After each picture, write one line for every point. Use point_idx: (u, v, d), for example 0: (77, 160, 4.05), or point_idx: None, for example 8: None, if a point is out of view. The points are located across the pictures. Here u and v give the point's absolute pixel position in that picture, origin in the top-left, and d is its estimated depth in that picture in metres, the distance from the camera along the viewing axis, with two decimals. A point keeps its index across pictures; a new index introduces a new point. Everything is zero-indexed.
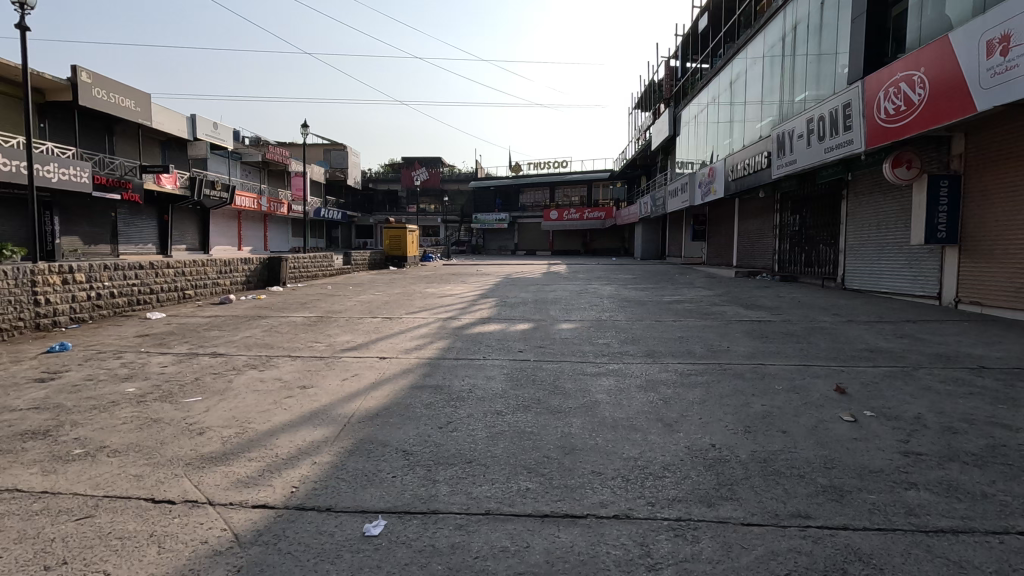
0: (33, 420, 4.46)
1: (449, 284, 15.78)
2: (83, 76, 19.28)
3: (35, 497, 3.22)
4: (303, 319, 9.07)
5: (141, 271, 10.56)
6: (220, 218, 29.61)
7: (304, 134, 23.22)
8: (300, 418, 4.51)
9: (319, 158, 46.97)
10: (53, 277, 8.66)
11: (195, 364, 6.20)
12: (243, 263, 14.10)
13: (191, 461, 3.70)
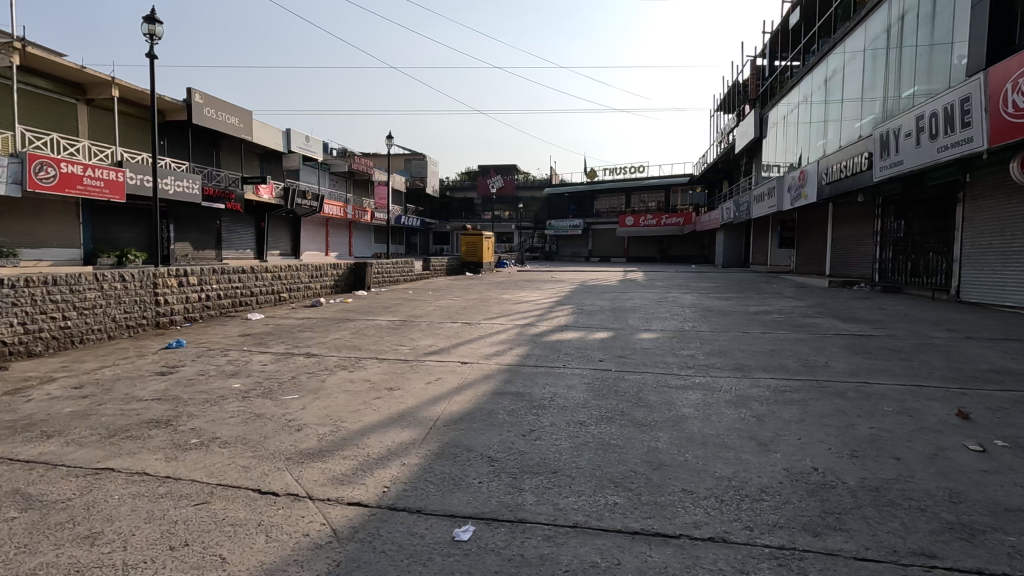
0: (156, 410, 4.92)
1: (525, 290, 15.89)
2: (196, 97, 21.19)
3: (161, 481, 3.54)
4: (388, 323, 9.44)
5: (244, 275, 11.44)
6: (310, 225, 31.51)
7: (388, 145, 24.30)
8: (389, 419, 4.67)
9: (400, 167, 48.85)
10: (171, 280, 9.56)
11: (292, 363, 6.60)
12: (332, 268, 14.91)
13: (291, 456, 3.93)
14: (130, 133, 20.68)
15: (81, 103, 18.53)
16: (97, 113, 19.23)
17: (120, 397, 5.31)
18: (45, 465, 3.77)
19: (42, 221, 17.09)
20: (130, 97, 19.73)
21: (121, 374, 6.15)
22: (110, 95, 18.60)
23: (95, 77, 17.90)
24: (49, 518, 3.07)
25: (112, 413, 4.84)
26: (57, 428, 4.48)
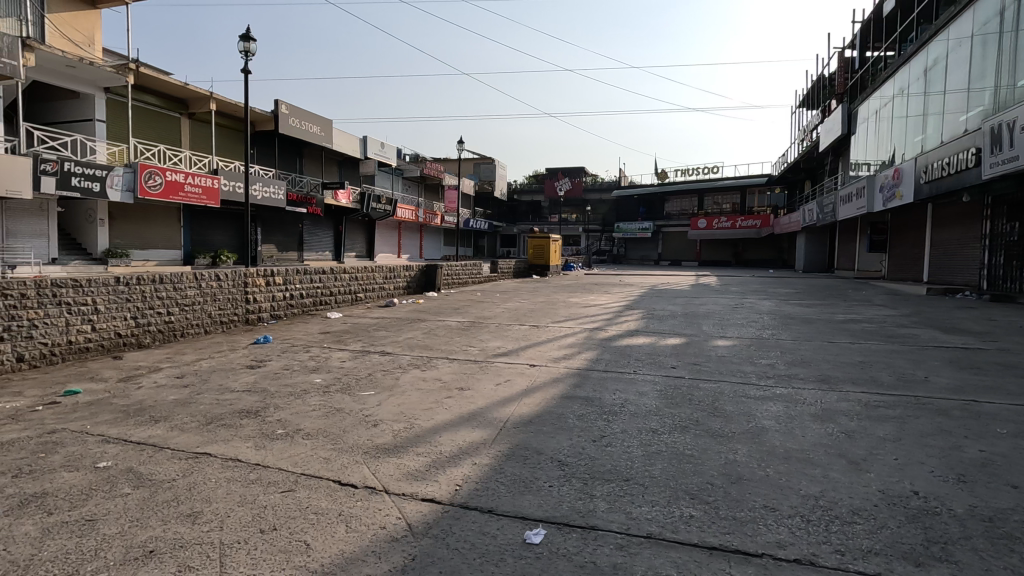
0: (247, 400, 5.28)
1: (592, 294, 15.72)
2: (283, 108, 22.57)
3: (251, 468, 3.79)
4: (458, 324, 9.63)
5: (325, 276, 12.04)
6: (383, 228, 32.74)
7: (459, 150, 24.82)
8: (461, 418, 4.75)
9: (469, 171, 49.77)
10: (260, 279, 10.24)
11: (368, 361, 6.88)
12: (405, 269, 15.41)
13: (368, 450, 4.09)
14: (225, 144, 22.34)
15: (184, 117, 20.22)
16: (197, 125, 20.90)
17: (216, 388, 5.74)
18: (153, 447, 4.14)
19: (149, 225, 18.78)
20: (225, 110, 21.32)
21: (217, 366, 6.65)
22: (208, 108, 20.17)
23: (196, 92, 19.48)
24: (157, 496, 3.36)
25: (209, 403, 5.24)
26: (163, 414, 4.91)
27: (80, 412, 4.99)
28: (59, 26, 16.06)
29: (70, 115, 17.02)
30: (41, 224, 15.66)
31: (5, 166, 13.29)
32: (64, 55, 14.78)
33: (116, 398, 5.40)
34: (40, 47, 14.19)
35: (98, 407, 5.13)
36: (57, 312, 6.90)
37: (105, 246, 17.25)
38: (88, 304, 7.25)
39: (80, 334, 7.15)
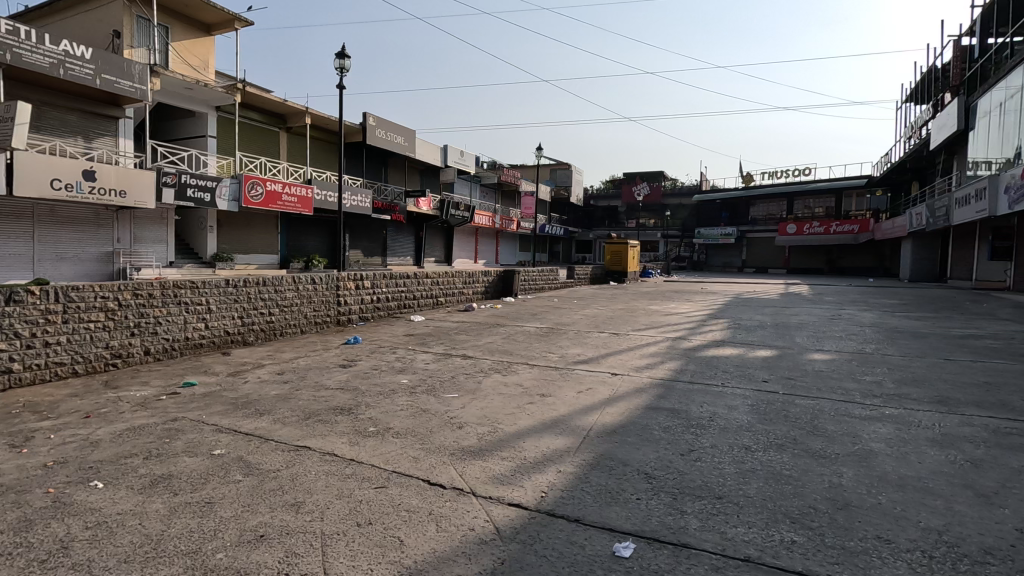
0: (341, 398, 5.58)
1: (673, 302, 15.23)
2: (370, 120, 23.75)
3: (347, 462, 3.99)
4: (537, 329, 9.67)
5: (409, 280, 12.48)
6: (462, 234, 33.55)
7: (537, 156, 24.93)
8: (543, 425, 4.75)
9: (545, 177, 49.92)
10: (350, 283, 10.80)
11: (451, 363, 7.05)
12: (484, 275, 15.67)
13: (454, 452, 4.18)
14: (318, 155, 23.80)
15: (282, 131, 21.78)
16: (294, 138, 22.41)
17: (312, 385, 6.11)
18: (260, 438, 4.46)
19: (251, 231, 20.37)
20: (319, 123, 22.74)
21: (313, 364, 7.08)
22: (303, 122, 21.58)
23: (293, 108, 20.90)
24: (264, 484, 3.62)
25: (306, 398, 5.58)
26: (268, 407, 5.29)
27: (196, 402, 5.47)
28: (180, 53, 17.84)
29: (187, 132, 18.83)
30: (161, 231, 17.36)
31: (134, 181, 15.00)
32: (183, 78, 16.38)
33: (225, 390, 5.88)
34: (164, 72, 15.82)
35: (212, 398, 5.60)
36: (178, 311, 7.65)
37: (214, 250, 18.88)
38: (203, 303, 7.97)
39: (196, 330, 7.88)
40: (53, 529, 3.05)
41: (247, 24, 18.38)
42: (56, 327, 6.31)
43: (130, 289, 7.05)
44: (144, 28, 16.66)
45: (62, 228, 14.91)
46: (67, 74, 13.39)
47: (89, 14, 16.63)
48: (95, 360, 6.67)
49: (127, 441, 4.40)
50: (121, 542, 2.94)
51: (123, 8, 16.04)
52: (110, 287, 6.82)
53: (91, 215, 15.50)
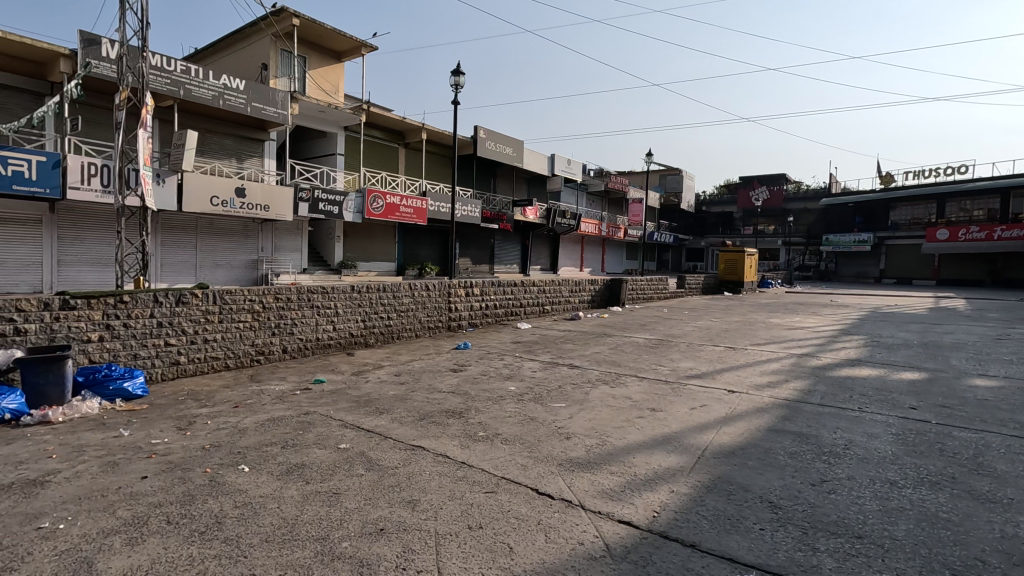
0: (452, 401, 5.78)
1: (798, 315, 14.01)
2: (481, 132, 24.57)
3: (458, 465, 4.11)
4: (646, 341, 9.37)
5: (516, 287, 12.67)
6: (567, 242, 33.54)
7: (647, 162, 24.23)
8: (654, 441, 4.57)
9: (655, 183, 48.50)
10: (461, 290, 11.21)
11: (558, 373, 7.03)
12: (591, 283, 15.51)
13: (562, 462, 4.15)
14: (432, 168, 25.04)
15: (401, 147, 23.22)
16: (411, 153, 23.80)
17: (425, 387, 6.39)
18: (380, 435, 4.76)
19: (372, 241, 21.90)
20: (435, 138, 23.95)
21: (426, 367, 7.43)
22: (420, 138, 22.84)
23: (411, 124, 22.22)
24: (384, 480, 3.84)
25: (421, 400, 5.86)
26: (387, 406, 5.64)
27: (324, 398, 5.96)
28: (316, 80, 19.75)
29: (320, 150, 20.73)
30: (296, 240, 19.22)
31: (276, 196, 16.79)
32: (318, 102, 18.10)
33: (349, 388, 6.35)
34: (302, 98, 17.60)
35: (339, 395, 6.09)
36: (311, 313, 8.40)
37: (340, 258, 20.55)
38: (332, 307, 8.68)
39: (326, 332, 8.60)
40: (210, 505, 3.47)
41: (372, 49, 19.90)
42: (214, 326, 7.22)
43: (272, 293, 7.88)
44: (287, 59, 18.70)
45: (219, 239, 17.12)
46: (225, 104, 15.33)
47: (245, 51, 19.04)
48: (244, 356, 7.53)
49: (269, 430, 4.91)
50: (264, 521, 3.27)
51: (270, 43, 18.14)
52: (256, 292, 7.68)
53: (241, 227, 17.63)
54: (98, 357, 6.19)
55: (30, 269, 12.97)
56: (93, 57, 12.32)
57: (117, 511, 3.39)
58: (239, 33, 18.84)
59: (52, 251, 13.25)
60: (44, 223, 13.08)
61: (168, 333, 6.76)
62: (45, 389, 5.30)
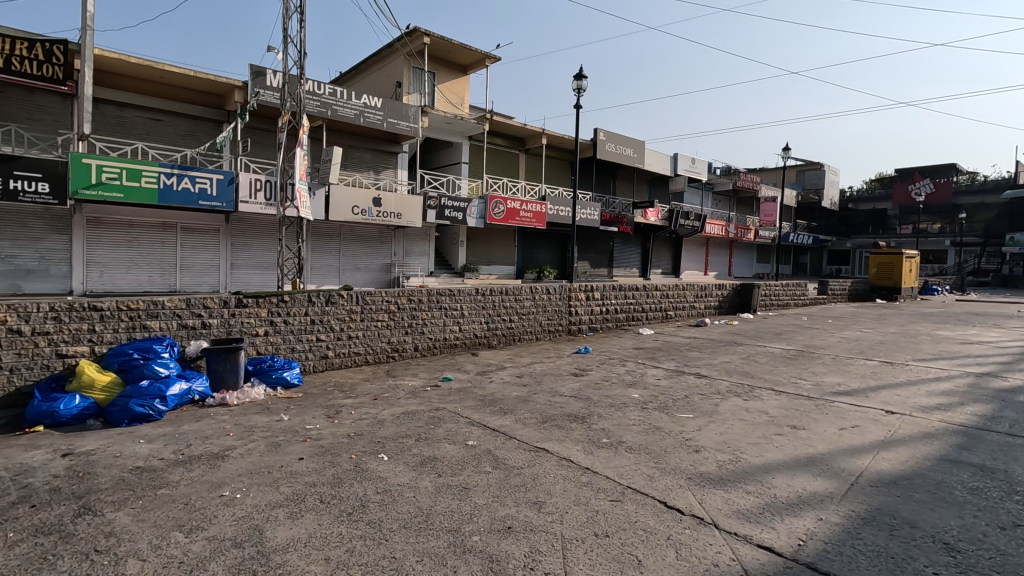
0: (575, 406, 5.77)
1: (974, 327, 12.05)
2: (600, 135, 24.33)
3: (582, 470, 4.08)
4: (783, 351, 8.63)
5: (638, 292, 12.32)
6: (691, 245, 31.98)
7: (783, 158, 22.32)
8: (796, 461, 4.18)
9: (791, 180, 44.58)
10: (581, 294, 11.17)
11: (684, 382, 6.70)
12: (718, 288, 14.63)
13: (692, 476, 3.95)
14: (552, 172, 25.23)
15: (521, 153, 23.71)
16: (532, 158, 24.19)
17: (547, 390, 6.45)
18: (504, 435, 4.88)
19: (494, 245, 22.62)
20: (555, 143, 24.14)
21: (547, 370, 7.49)
22: (540, 143, 23.14)
23: (532, 130, 22.59)
24: (510, 479, 3.93)
25: (543, 403, 5.92)
26: (511, 407, 5.77)
27: (452, 396, 6.26)
28: (444, 93, 20.86)
29: (447, 160, 21.85)
30: (425, 245, 20.41)
31: (407, 205, 18.01)
32: (445, 114, 19.11)
33: (475, 387, 6.60)
34: (431, 111, 18.68)
35: (465, 393, 6.36)
36: (440, 315, 8.87)
37: (463, 262, 21.49)
38: (458, 309, 9.10)
39: (453, 332, 9.03)
40: (355, 488, 3.79)
41: (496, 60, 20.56)
42: (356, 324, 7.90)
43: (406, 295, 8.44)
44: (418, 76, 19.98)
45: (358, 244, 18.75)
46: (365, 121, 16.74)
47: (382, 71, 20.69)
48: (381, 352, 8.16)
49: (404, 423, 5.25)
50: (402, 509, 3.50)
51: (404, 61, 19.52)
52: (392, 293, 8.27)
53: (377, 233, 19.16)
54: (264, 349, 7.08)
55: (210, 271, 15.20)
56: (260, 86, 14.13)
57: (280, 486, 3.84)
58: (377, 55, 20.52)
59: (228, 256, 15.40)
60: (222, 233, 15.25)
61: (318, 329, 7.53)
62: (224, 375, 6.17)
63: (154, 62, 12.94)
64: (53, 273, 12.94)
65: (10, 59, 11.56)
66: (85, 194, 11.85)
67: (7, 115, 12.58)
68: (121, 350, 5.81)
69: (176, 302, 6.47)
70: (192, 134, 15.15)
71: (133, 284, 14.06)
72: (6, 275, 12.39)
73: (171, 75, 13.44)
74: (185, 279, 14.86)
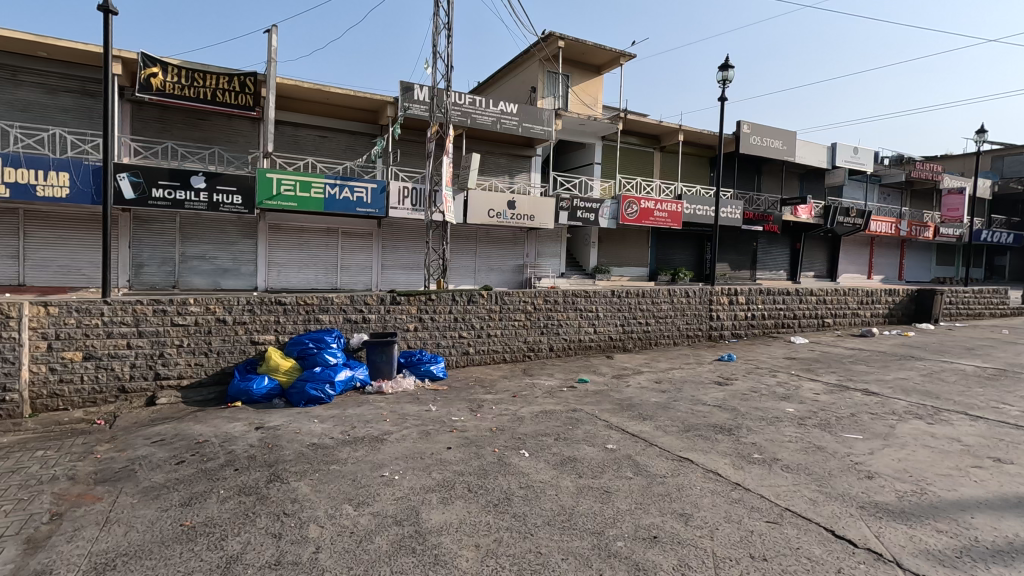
0: (721, 417, 5.43)
1: None
2: (744, 128, 22.71)
3: (733, 486, 3.83)
4: (978, 370, 7.34)
5: (788, 297, 11.29)
6: (851, 244, 28.54)
7: (977, 141, 18.94)
8: (1003, 501, 3.53)
9: (984, 168, 37.83)
10: (723, 298, 10.52)
11: (849, 399, 5.99)
12: (888, 294, 12.86)
13: (864, 505, 3.51)
14: (690, 170, 24.03)
15: (656, 151, 22.93)
16: (667, 156, 23.29)
17: (689, 398, 6.15)
18: (645, 441, 4.75)
19: (626, 246, 22.16)
20: (693, 139, 23.00)
21: (687, 377, 7.16)
22: (676, 140, 22.18)
23: (668, 127, 21.74)
24: (653, 487, 3.81)
25: (685, 411, 5.65)
26: (650, 413, 5.60)
27: (589, 398, 6.23)
28: (577, 95, 20.90)
29: (580, 161, 21.86)
30: (557, 247, 20.61)
31: (540, 207, 18.33)
32: (578, 116, 19.10)
33: (612, 391, 6.50)
34: (564, 113, 18.80)
35: (602, 396, 6.30)
36: (574, 316, 8.88)
37: (595, 263, 21.37)
38: (593, 311, 9.04)
39: (588, 334, 9.01)
40: (500, 481, 3.94)
41: (631, 57, 20.10)
42: (495, 323, 8.22)
43: (542, 296, 8.58)
44: (553, 79, 20.24)
45: (493, 246, 19.54)
46: (502, 127, 17.35)
47: (519, 78, 21.29)
48: (517, 351, 8.40)
49: (543, 422, 5.34)
50: (545, 506, 3.56)
51: (539, 66, 19.91)
52: (529, 294, 8.47)
53: (510, 235, 19.79)
54: (414, 343, 7.66)
55: (365, 271, 16.80)
56: (409, 101, 15.30)
57: (432, 472, 4.12)
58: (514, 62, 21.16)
59: (379, 257, 16.91)
60: (374, 236, 16.78)
61: (460, 327, 7.96)
62: (381, 365, 6.76)
63: (322, 86, 14.59)
64: (243, 272, 15.22)
65: (214, 92, 13.78)
66: (268, 204, 13.79)
67: (212, 139, 15.01)
68: (299, 340, 6.66)
69: (343, 298, 7.24)
70: (351, 148, 16.88)
71: (304, 282, 16.02)
72: (209, 273, 14.80)
73: (334, 95, 15.04)
74: (344, 278, 16.59)
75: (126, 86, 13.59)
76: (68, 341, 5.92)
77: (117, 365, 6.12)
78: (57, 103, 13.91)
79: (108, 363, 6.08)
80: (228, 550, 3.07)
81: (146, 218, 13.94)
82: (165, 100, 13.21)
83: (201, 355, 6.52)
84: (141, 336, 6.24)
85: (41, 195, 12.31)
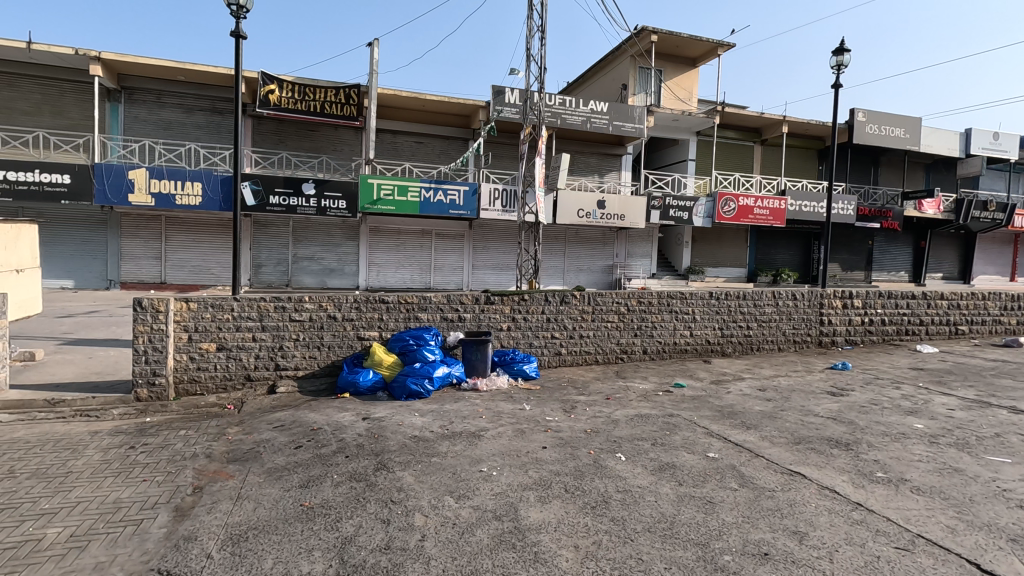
0: (836, 429, 5.02)
1: None
2: (858, 116, 20.82)
3: (854, 506, 3.52)
4: None
5: (913, 301, 10.19)
6: (989, 242, 25.26)
7: None
8: None
9: None
10: (836, 302, 9.69)
11: (993, 417, 5.30)
12: None
13: (1016, 538, 3.10)
14: (796, 163, 22.41)
15: (757, 145, 21.65)
16: (769, 150, 21.91)
17: (798, 408, 5.73)
18: (750, 452, 4.50)
19: (723, 246, 21.13)
20: (799, 130, 21.43)
21: (796, 386, 6.67)
22: (779, 132, 20.79)
23: (770, 119, 20.42)
24: (761, 500, 3.61)
25: (794, 422, 5.28)
26: (755, 422, 5.29)
27: (687, 403, 6.00)
28: (671, 89, 20.22)
29: (673, 158, 21.14)
30: (648, 247, 20.08)
31: (630, 206, 17.93)
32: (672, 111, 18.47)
33: (711, 397, 6.22)
34: (657, 110, 18.26)
35: (701, 402, 6.04)
36: (669, 318, 8.60)
37: (688, 263, 20.61)
38: (689, 313, 8.70)
39: (683, 337, 8.69)
40: (597, 483, 3.91)
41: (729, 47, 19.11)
42: (587, 324, 8.15)
43: (636, 297, 8.39)
44: (645, 75, 19.77)
45: (582, 246, 19.43)
46: (592, 126, 17.20)
47: (610, 75, 20.95)
48: (610, 353, 8.28)
49: (639, 426, 5.22)
50: (644, 512, 3.48)
51: (631, 62, 19.50)
52: (623, 294, 8.31)
53: (600, 236, 19.58)
54: (507, 343, 7.78)
55: (457, 271, 17.36)
56: (500, 104, 15.58)
57: (529, 470, 4.17)
58: (605, 60, 20.88)
59: (470, 257, 17.39)
60: (465, 237, 17.27)
61: (553, 327, 7.98)
62: (476, 363, 6.96)
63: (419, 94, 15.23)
64: (347, 271, 16.25)
65: (323, 104, 14.82)
66: (370, 208, 14.62)
67: (320, 148, 16.19)
68: (400, 336, 6.98)
69: (440, 297, 7.52)
70: (445, 152, 17.50)
71: (400, 281, 16.84)
72: (317, 273, 15.96)
73: (430, 103, 15.62)
74: (438, 277, 17.22)
75: (249, 102, 15.01)
76: (204, 333, 6.62)
77: (244, 355, 6.77)
78: (192, 121, 15.64)
79: (237, 354, 6.74)
80: (342, 532, 3.29)
81: (264, 222, 15.29)
82: (281, 114, 14.42)
83: (314, 348, 7.04)
84: (264, 330, 6.86)
85: (179, 204, 13.91)
